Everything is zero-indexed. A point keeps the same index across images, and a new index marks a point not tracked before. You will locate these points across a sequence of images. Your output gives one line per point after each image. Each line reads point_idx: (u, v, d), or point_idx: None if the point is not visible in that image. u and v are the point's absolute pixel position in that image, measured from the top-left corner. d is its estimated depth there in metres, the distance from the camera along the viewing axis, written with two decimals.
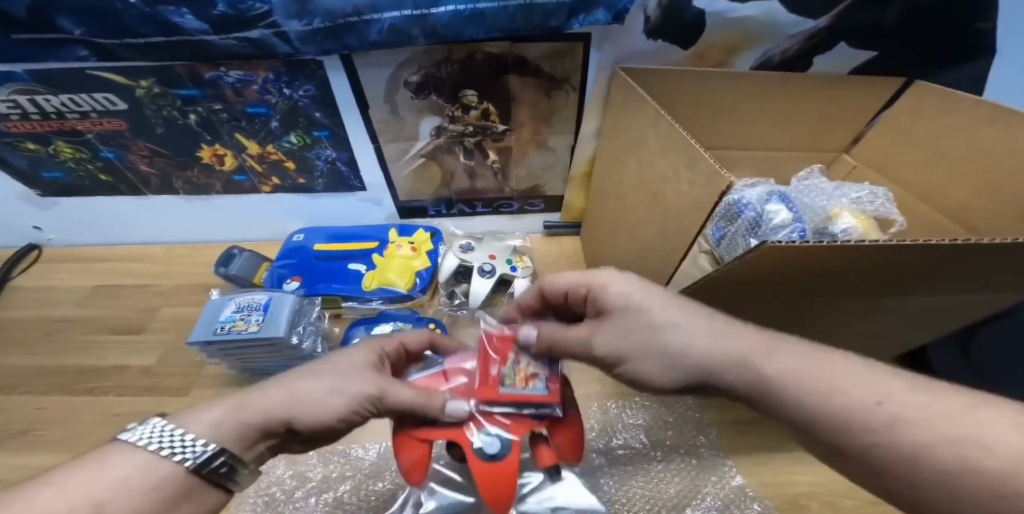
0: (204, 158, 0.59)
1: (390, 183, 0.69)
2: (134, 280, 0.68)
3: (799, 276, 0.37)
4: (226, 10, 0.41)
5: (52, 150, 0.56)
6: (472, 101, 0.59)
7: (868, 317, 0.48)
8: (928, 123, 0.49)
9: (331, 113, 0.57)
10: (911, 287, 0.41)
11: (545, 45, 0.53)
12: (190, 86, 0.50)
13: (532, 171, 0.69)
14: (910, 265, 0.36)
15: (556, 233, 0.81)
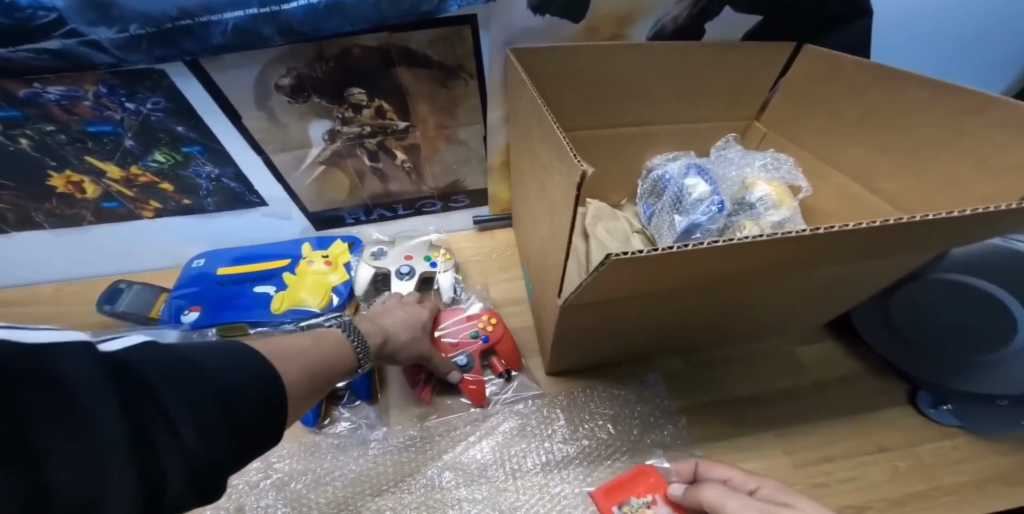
0: (57, 187, 0.52)
1: (292, 194, 0.63)
2: (18, 326, 0.62)
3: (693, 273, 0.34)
4: (2, 20, 0.35)
5: None
6: (362, 100, 0.54)
7: (788, 295, 0.46)
8: (826, 86, 0.47)
9: (195, 125, 0.50)
10: (820, 264, 0.38)
11: (428, 31, 0.48)
12: (8, 107, 0.43)
13: (447, 167, 0.65)
14: (796, 249, 0.33)
15: (487, 226, 0.77)
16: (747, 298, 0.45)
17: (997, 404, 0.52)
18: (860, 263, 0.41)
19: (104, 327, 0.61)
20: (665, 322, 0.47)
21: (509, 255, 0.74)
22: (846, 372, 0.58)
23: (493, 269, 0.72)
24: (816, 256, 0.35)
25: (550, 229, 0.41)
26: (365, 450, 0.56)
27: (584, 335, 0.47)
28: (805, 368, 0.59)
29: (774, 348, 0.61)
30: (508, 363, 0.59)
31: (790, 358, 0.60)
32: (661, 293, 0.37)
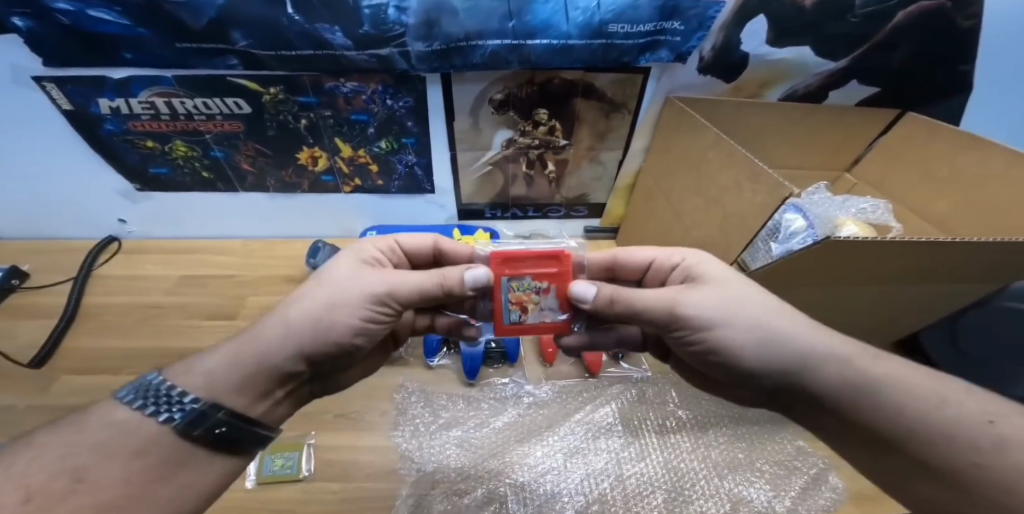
0: (301, 159, 0.67)
1: (456, 187, 0.74)
2: (216, 270, 0.72)
3: (842, 266, 0.45)
4: (370, 30, 0.51)
5: (169, 148, 0.64)
6: (543, 119, 0.65)
7: (888, 306, 0.56)
8: (920, 145, 0.63)
9: (422, 122, 0.64)
10: (922, 279, 0.50)
11: (613, 76, 0.61)
12: (310, 94, 0.59)
13: (582, 182, 0.75)
14: (925, 257, 0.45)
15: (593, 238, 0.84)
16: (849, 308, 0.56)
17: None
18: (951, 286, 0.52)
19: (288, 280, 0.70)
20: None
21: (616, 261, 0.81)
22: None
23: None
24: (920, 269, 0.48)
25: (715, 230, 0.52)
26: (516, 402, 0.60)
27: None
28: None
29: None
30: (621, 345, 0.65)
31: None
32: (805, 281, 0.48)
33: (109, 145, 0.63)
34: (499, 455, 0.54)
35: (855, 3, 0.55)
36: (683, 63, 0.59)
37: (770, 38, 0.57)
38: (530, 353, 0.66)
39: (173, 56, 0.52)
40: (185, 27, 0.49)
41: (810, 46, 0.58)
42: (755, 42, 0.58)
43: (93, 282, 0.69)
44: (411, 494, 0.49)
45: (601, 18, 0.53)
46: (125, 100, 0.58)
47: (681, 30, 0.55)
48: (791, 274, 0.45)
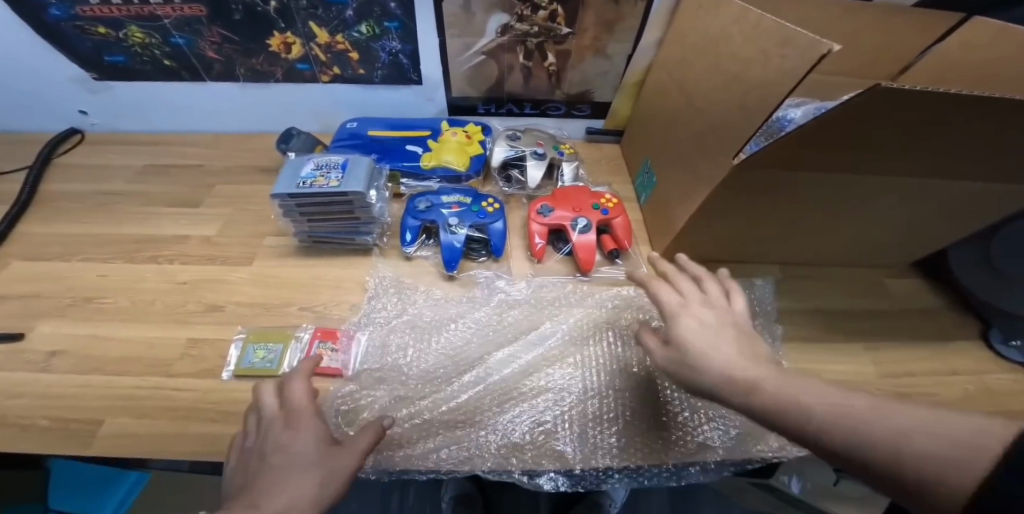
0: (273, 46, 0.60)
1: (447, 78, 0.67)
2: (184, 161, 0.69)
3: (881, 141, 0.37)
4: None
5: (124, 34, 0.58)
6: (543, 2, 0.58)
7: (917, 210, 0.50)
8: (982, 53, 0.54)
9: (406, 4, 0.58)
10: (974, 173, 0.42)
11: None
12: None
13: (585, 77, 0.68)
14: (982, 142, 0.37)
15: (595, 139, 0.78)
16: (878, 204, 0.48)
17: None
18: (1001, 188, 0.45)
19: (260, 170, 0.68)
20: (786, 216, 0.51)
21: (620, 165, 0.75)
22: (929, 305, 0.62)
23: (602, 170, 0.73)
24: (979, 156, 0.39)
25: (733, 103, 0.45)
26: (492, 304, 0.54)
27: (720, 216, 0.50)
28: (895, 297, 0.63)
29: (868, 277, 0.65)
30: (618, 242, 0.59)
31: (879, 285, 0.64)
32: (835, 161, 0.40)
33: (58, 33, 0.58)
34: (460, 363, 0.48)
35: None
36: None
37: None
38: (517, 248, 0.61)
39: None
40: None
41: None
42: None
43: (51, 170, 0.65)
44: (358, 386, 0.46)
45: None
46: None
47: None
48: (812, 151, 0.38)
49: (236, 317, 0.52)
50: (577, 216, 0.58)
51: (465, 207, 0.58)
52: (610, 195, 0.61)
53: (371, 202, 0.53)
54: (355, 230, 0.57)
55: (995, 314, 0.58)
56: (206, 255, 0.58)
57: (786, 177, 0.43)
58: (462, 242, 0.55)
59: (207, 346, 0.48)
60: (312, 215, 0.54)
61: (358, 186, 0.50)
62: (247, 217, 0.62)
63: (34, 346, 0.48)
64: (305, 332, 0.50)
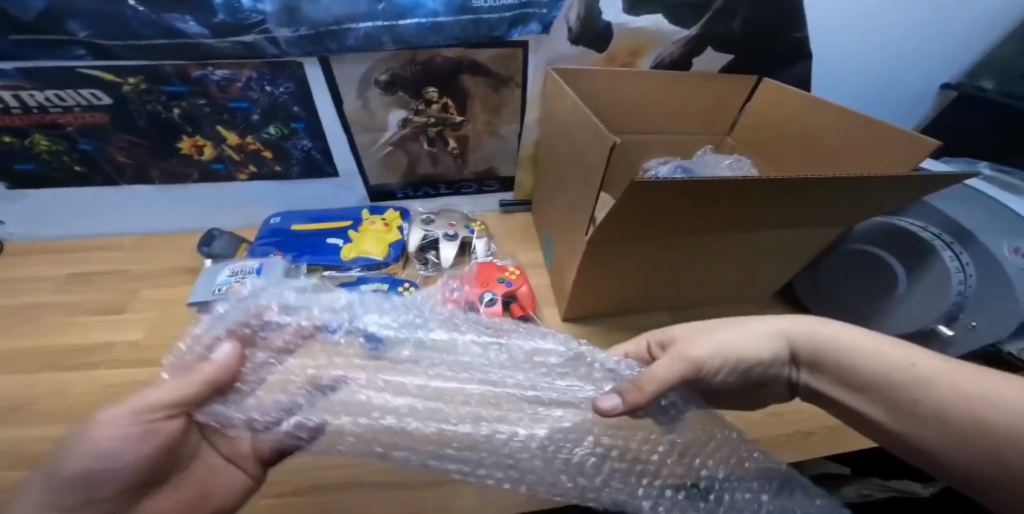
0: (184, 149, 0.66)
1: (361, 169, 0.75)
2: (109, 265, 0.75)
3: (679, 210, 0.46)
4: (225, 19, 0.51)
5: (30, 142, 0.62)
6: (434, 97, 0.67)
7: (749, 254, 0.60)
8: (775, 106, 0.68)
9: (308, 108, 0.65)
10: (767, 223, 0.53)
11: (495, 50, 0.64)
12: (178, 84, 0.58)
13: (486, 156, 0.78)
14: (752, 204, 0.47)
15: (511, 211, 0.88)
16: (713, 253, 0.58)
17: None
18: (799, 229, 0.56)
19: (187, 271, 0.75)
20: (649, 269, 0.59)
21: (531, 233, 0.84)
22: None
23: (515, 240, 0.83)
24: (757, 212, 0.50)
25: (580, 189, 0.54)
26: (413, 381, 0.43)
27: (597, 277, 0.59)
28: None
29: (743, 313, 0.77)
30: (525, 310, 0.67)
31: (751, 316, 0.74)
32: (654, 227, 0.49)
33: None
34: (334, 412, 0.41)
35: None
36: (552, 32, 0.63)
37: (625, 7, 0.62)
38: None
39: (13, 48, 0.50)
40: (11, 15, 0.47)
41: (663, 13, 0.64)
42: (614, 11, 0.63)
43: None
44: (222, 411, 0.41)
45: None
46: None
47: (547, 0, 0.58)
48: (626, 225, 0.47)
49: None
50: (486, 291, 0.66)
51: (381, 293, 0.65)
52: (513, 268, 0.70)
53: None
54: None
55: None
56: (135, 358, 0.61)
57: (625, 242, 0.51)
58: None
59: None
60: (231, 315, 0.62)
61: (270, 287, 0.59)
62: (176, 317, 0.67)
63: None
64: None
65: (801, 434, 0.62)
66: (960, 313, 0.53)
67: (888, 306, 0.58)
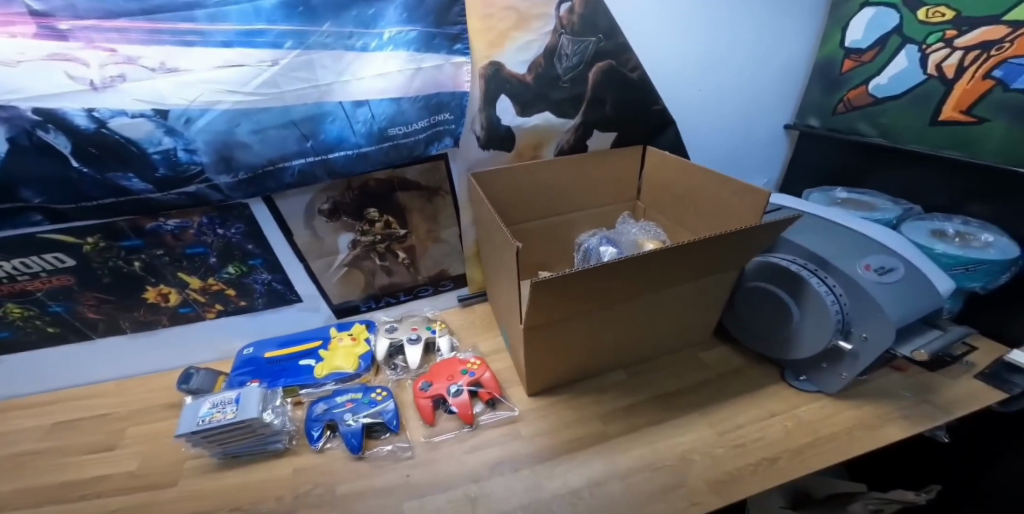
0: (150, 298, 0.73)
1: (322, 291, 0.86)
2: (93, 412, 0.79)
3: (578, 293, 0.62)
4: (166, 172, 0.59)
5: (3, 312, 0.68)
6: (376, 216, 0.80)
7: (659, 310, 0.75)
8: (660, 172, 0.81)
9: (261, 243, 0.74)
10: (657, 285, 0.68)
11: (418, 166, 0.76)
12: (134, 238, 0.66)
13: (436, 260, 0.91)
14: (635, 276, 0.63)
15: (470, 303, 1.02)
16: (629, 316, 0.74)
17: (824, 367, 0.72)
18: (686, 286, 0.72)
19: (168, 406, 0.80)
20: (584, 337, 0.74)
21: (490, 321, 0.98)
22: (737, 366, 0.84)
23: (477, 331, 0.95)
24: (644, 281, 0.66)
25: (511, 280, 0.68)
26: None
27: (542, 352, 0.73)
28: (710, 366, 0.85)
29: (683, 356, 0.88)
30: (491, 393, 0.79)
31: (698, 360, 0.86)
32: (567, 307, 0.65)
33: None
34: None
35: (558, 74, 0.72)
36: (461, 145, 0.74)
37: (517, 110, 0.73)
38: (412, 419, 0.78)
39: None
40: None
41: (549, 110, 0.75)
42: (510, 116, 0.74)
43: None
44: None
45: (380, 125, 0.67)
46: None
47: (452, 119, 0.70)
48: (543, 311, 0.63)
49: None
50: (456, 382, 0.79)
51: (358, 401, 0.76)
52: (474, 359, 0.84)
53: (267, 420, 0.68)
54: (265, 441, 0.70)
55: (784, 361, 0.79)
56: (130, 486, 0.66)
57: (550, 321, 0.67)
58: (360, 428, 0.71)
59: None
60: (217, 442, 0.67)
61: (252, 412, 0.66)
62: (166, 448, 0.72)
63: None
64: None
65: (766, 461, 0.65)
66: (852, 327, 0.66)
67: (796, 331, 0.71)
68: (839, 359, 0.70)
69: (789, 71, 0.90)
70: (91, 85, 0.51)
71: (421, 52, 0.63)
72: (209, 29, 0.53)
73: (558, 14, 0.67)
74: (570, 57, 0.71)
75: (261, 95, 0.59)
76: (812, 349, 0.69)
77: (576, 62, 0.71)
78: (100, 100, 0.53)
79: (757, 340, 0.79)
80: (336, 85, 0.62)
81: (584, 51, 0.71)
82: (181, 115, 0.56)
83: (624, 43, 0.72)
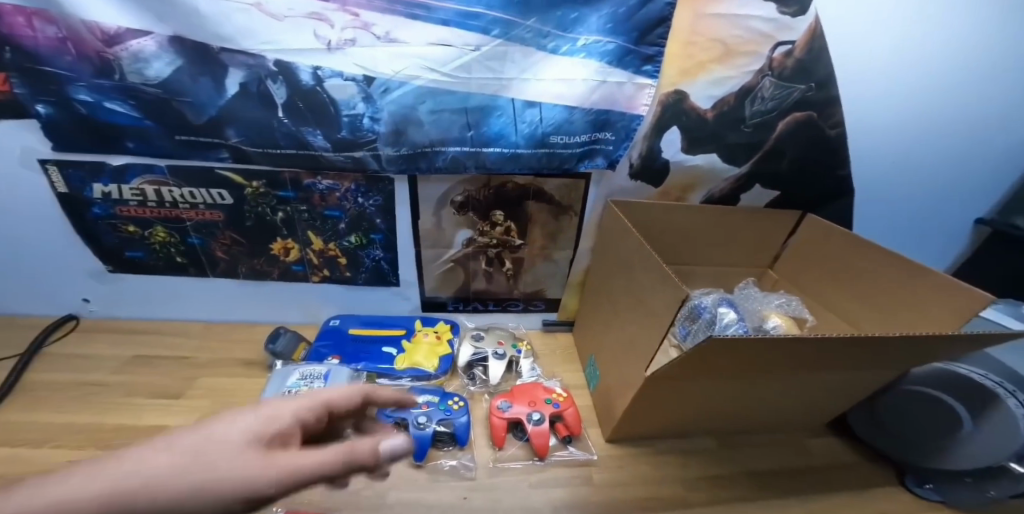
0: (274, 250, 0.75)
1: (420, 280, 0.83)
2: (171, 351, 0.80)
3: (751, 361, 0.55)
4: (346, 135, 0.62)
5: (149, 233, 0.73)
6: (499, 220, 0.77)
7: (792, 393, 0.67)
8: (822, 242, 0.74)
9: (389, 219, 0.73)
10: (815, 368, 0.60)
11: (561, 180, 0.73)
12: (289, 190, 0.69)
13: (538, 277, 0.86)
14: (814, 355, 0.56)
15: (552, 330, 0.96)
16: (766, 393, 0.67)
17: (965, 481, 0.64)
18: (841, 375, 0.63)
19: (244, 364, 0.79)
20: (717, 404, 0.68)
21: (571, 353, 0.91)
22: (842, 460, 0.74)
23: (557, 362, 0.88)
24: (814, 363, 0.59)
25: (642, 326, 0.60)
26: None
27: (656, 406, 0.65)
28: (812, 454, 0.75)
29: (790, 438, 0.78)
30: (571, 429, 0.72)
31: (801, 444, 0.77)
32: (726, 371, 0.58)
33: (94, 227, 0.72)
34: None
35: (744, 116, 0.68)
36: (615, 169, 0.71)
37: (682, 146, 0.70)
38: (481, 437, 0.72)
39: (173, 149, 0.62)
40: (190, 123, 0.60)
41: (716, 152, 0.71)
42: (673, 149, 0.70)
43: (41, 358, 0.76)
44: None
45: (543, 130, 0.65)
46: (117, 187, 0.68)
47: (612, 139, 0.67)
48: (700, 370, 0.56)
49: None
50: (535, 410, 0.72)
51: (433, 405, 0.71)
52: (559, 391, 0.76)
53: None
54: None
55: (904, 462, 0.70)
56: None
57: (701, 383, 0.60)
58: (430, 434, 0.66)
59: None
60: None
61: None
62: (227, 409, 0.70)
63: None
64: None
65: None
66: None
67: (960, 439, 0.65)
68: (994, 478, 0.62)
69: (983, 166, 0.81)
70: (327, 45, 0.56)
71: (611, 66, 0.60)
72: (436, 5, 0.54)
73: (770, 55, 0.63)
74: (766, 100, 0.67)
75: (455, 78, 0.60)
76: (973, 461, 0.62)
77: (770, 107, 0.68)
78: (328, 60, 0.57)
79: (886, 437, 0.72)
80: (517, 81, 0.61)
81: (786, 97, 0.67)
82: (383, 84, 0.59)
83: (834, 96, 0.68)
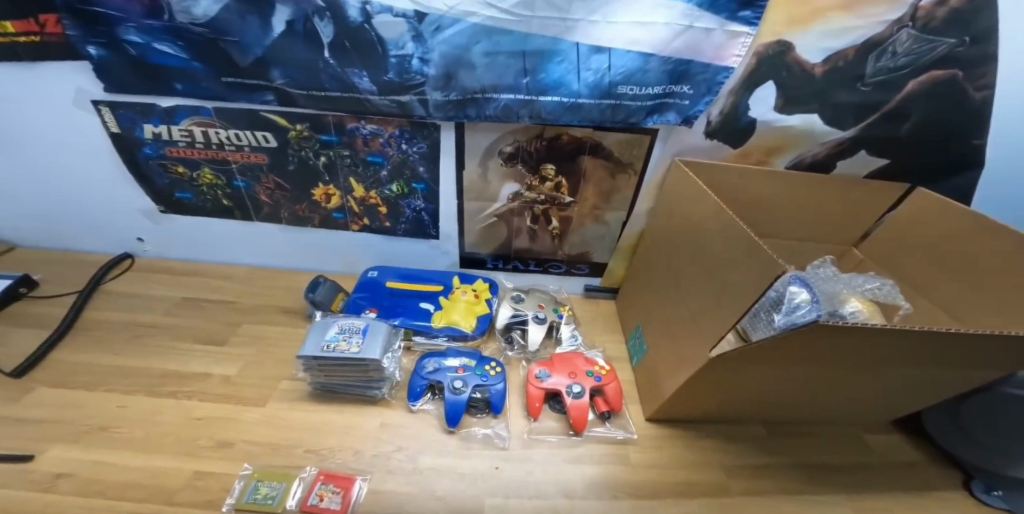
0: (316, 196, 0.73)
1: (460, 234, 0.79)
2: (217, 295, 0.82)
3: (839, 350, 0.48)
4: (393, 77, 0.58)
5: (197, 175, 0.72)
6: (550, 174, 0.71)
7: (872, 388, 0.60)
8: (933, 219, 0.64)
9: (432, 169, 0.69)
10: (909, 364, 0.53)
11: (622, 134, 0.66)
12: (332, 133, 0.66)
13: (585, 239, 0.80)
14: (915, 349, 0.48)
15: (593, 296, 0.91)
16: (842, 386, 0.59)
17: None
18: (938, 372, 0.55)
19: (284, 310, 0.80)
20: (780, 393, 0.61)
21: (613, 321, 0.86)
22: (912, 458, 0.68)
23: (598, 330, 0.84)
24: (910, 358, 0.51)
25: (712, 304, 0.53)
26: None
27: (713, 390, 0.59)
28: (877, 453, 0.69)
29: (848, 431, 0.71)
30: (610, 404, 0.68)
31: (861, 440, 0.71)
32: (805, 360, 0.51)
33: (146, 168, 0.73)
34: None
35: (865, 73, 0.58)
36: (690, 126, 0.63)
37: (777, 105, 0.61)
38: (516, 405, 0.69)
39: (219, 91, 0.60)
40: (235, 65, 0.57)
41: (820, 113, 0.62)
42: (763, 107, 0.62)
43: (97, 295, 0.79)
44: None
45: (611, 80, 0.58)
46: (166, 128, 0.67)
47: (689, 93, 0.59)
48: (778, 357, 0.49)
49: (244, 455, 0.56)
50: (574, 382, 0.68)
51: (470, 369, 0.68)
52: (602, 365, 0.71)
53: (384, 366, 0.63)
54: (366, 383, 0.65)
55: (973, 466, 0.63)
56: (223, 394, 0.64)
57: (773, 370, 0.53)
58: (465, 400, 0.63)
59: (211, 480, 0.52)
60: (327, 372, 0.64)
61: (375, 353, 0.62)
62: (270, 361, 0.70)
63: (42, 468, 0.51)
64: (308, 473, 0.55)
65: None
66: None
67: None
68: None
69: None
70: None
71: (700, 9, 0.52)
72: None
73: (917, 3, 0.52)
74: (898, 57, 0.57)
75: (514, 16, 0.53)
76: None
77: (902, 64, 0.57)
78: None
79: (965, 442, 0.63)
80: (583, 23, 0.53)
81: (927, 53, 0.56)
82: (435, 21, 0.53)
83: (993, 54, 0.57)
